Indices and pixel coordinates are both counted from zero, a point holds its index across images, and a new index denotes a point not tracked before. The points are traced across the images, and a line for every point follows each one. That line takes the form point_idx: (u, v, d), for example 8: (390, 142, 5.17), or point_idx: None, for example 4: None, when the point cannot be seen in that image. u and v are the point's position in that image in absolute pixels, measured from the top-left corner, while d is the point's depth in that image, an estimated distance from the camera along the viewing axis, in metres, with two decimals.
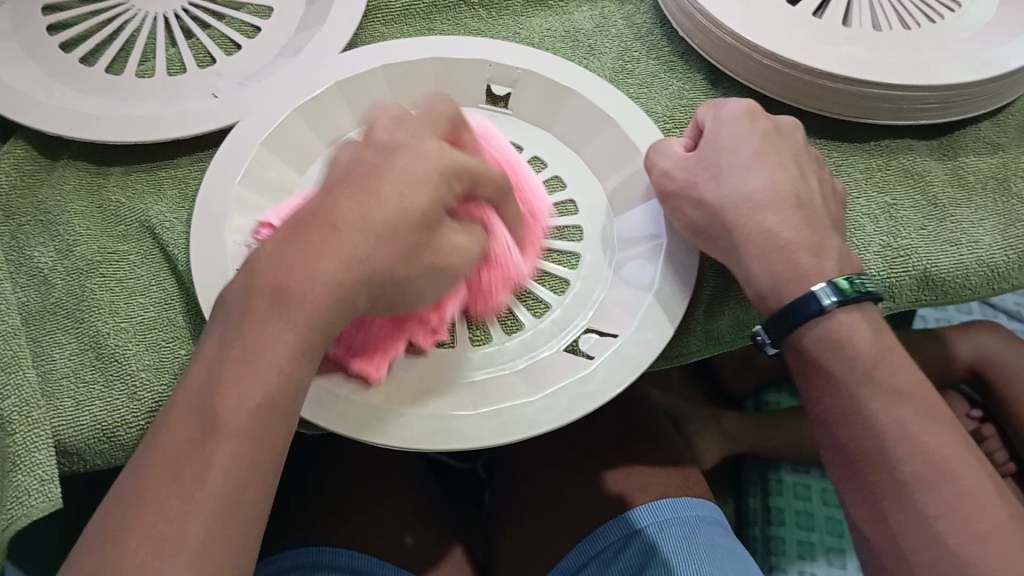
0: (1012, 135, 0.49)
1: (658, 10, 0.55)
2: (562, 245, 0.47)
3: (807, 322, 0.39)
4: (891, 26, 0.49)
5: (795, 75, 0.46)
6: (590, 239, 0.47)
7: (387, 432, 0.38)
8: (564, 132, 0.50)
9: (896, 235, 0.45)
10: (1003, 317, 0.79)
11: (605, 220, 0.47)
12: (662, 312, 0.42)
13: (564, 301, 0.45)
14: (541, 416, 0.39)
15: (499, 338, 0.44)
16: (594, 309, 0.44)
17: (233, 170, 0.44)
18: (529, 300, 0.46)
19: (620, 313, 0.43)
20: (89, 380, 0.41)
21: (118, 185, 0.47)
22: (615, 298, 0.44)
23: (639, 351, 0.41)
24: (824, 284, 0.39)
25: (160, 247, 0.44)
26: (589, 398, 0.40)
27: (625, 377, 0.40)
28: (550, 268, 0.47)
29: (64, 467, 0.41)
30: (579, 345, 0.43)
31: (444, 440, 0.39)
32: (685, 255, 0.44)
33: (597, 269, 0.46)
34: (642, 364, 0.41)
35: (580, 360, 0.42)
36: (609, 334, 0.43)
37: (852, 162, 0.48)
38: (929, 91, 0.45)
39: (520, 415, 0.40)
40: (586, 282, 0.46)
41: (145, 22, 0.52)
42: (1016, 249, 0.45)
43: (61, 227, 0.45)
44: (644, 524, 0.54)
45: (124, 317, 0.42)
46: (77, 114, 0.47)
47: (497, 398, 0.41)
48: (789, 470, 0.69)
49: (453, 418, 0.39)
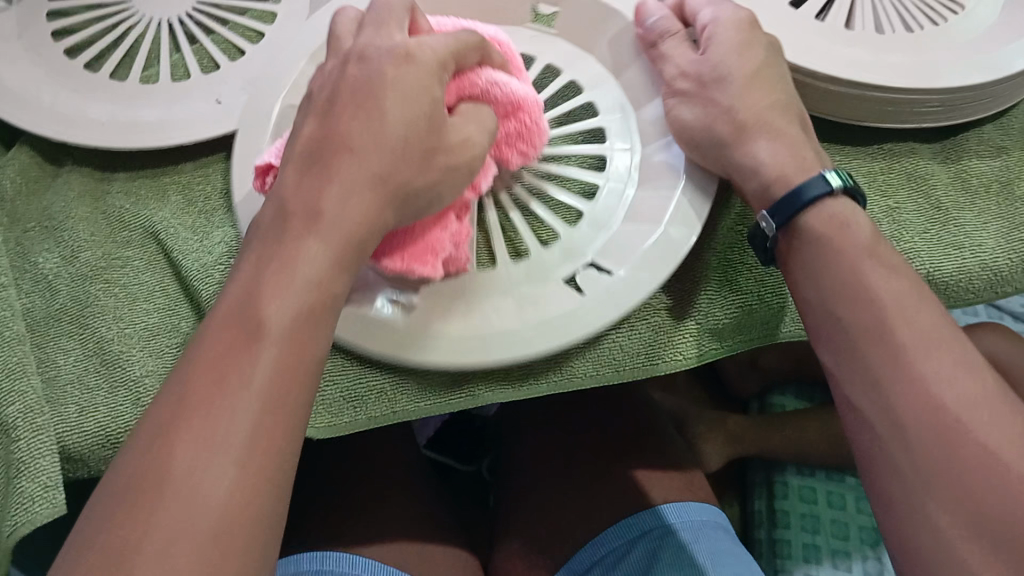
0: (1016, 137, 0.49)
1: None
2: (583, 177, 0.47)
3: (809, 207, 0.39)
4: (894, 29, 0.49)
5: (797, 78, 0.47)
6: (611, 175, 0.46)
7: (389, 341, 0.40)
8: (607, 55, 0.49)
9: (899, 239, 0.45)
10: (1008, 318, 0.79)
11: (629, 152, 0.47)
12: (663, 254, 0.42)
13: (573, 235, 0.45)
14: (523, 342, 0.41)
15: (505, 262, 0.44)
16: (602, 244, 0.44)
17: (267, 114, 0.45)
18: (540, 228, 0.46)
19: (621, 251, 0.43)
20: (93, 385, 0.41)
21: (122, 192, 0.47)
22: (627, 232, 0.44)
23: (629, 291, 0.41)
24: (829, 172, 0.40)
25: (165, 253, 0.44)
26: (569, 331, 0.41)
27: (611, 314, 0.41)
28: (566, 198, 0.46)
29: (69, 472, 0.41)
30: (576, 278, 0.43)
31: (429, 352, 0.40)
32: (696, 203, 0.43)
33: (613, 202, 0.45)
34: (628, 301, 0.41)
35: (572, 292, 0.42)
36: (606, 270, 0.43)
37: (855, 164, 0.47)
38: (930, 95, 0.45)
39: (502, 337, 0.41)
40: (598, 215, 0.45)
41: (149, 28, 0.52)
42: (1020, 253, 0.45)
43: (66, 233, 0.45)
44: (672, 522, 0.54)
45: (128, 323, 0.42)
46: (83, 121, 0.48)
47: (483, 316, 0.42)
48: (794, 471, 0.69)
49: (437, 334, 0.41)
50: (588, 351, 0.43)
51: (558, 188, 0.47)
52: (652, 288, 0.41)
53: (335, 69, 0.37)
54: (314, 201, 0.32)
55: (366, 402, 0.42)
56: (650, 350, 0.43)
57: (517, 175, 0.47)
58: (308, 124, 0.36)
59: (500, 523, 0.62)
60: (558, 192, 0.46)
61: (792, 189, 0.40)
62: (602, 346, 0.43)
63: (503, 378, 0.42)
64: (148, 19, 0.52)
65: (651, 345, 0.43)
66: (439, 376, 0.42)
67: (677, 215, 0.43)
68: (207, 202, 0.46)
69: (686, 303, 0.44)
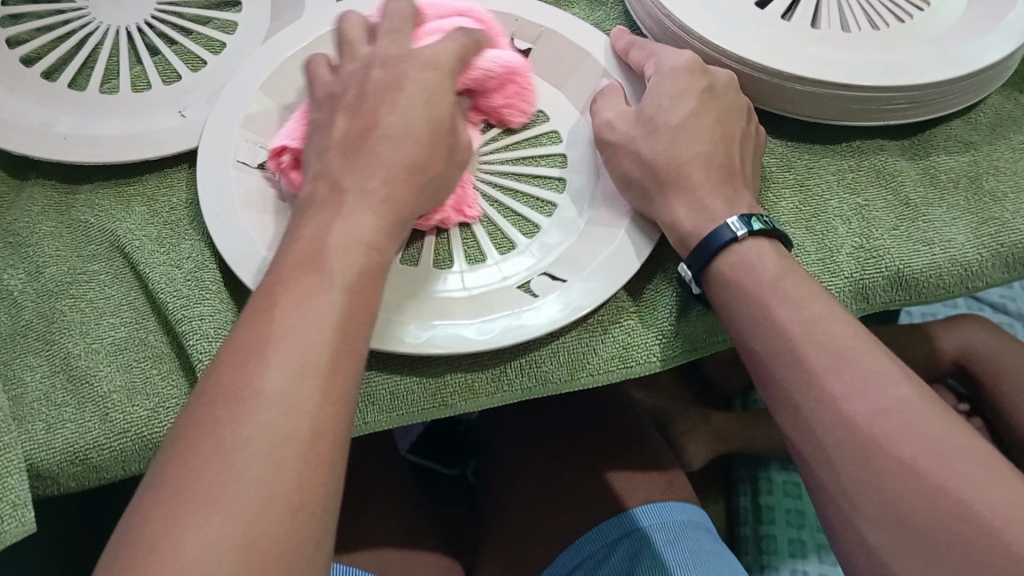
0: (984, 133, 0.49)
1: (628, 16, 0.54)
2: (541, 193, 0.47)
3: (717, 255, 0.40)
4: (861, 27, 0.49)
5: (763, 79, 0.46)
6: (568, 194, 0.47)
7: (385, 340, 0.40)
8: (573, 91, 0.50)
9: (869, 237, 0.45)
10: (988, 310, 0.80)
11: (587, 179, 0.47)
12: (617, 266, 0.43)
13: (530, 246, 0.45)
14: (476, 337, 0.41)
15: (461, 267, 0.45)
16: (555, 256, 0.45)
17: (226, 141, 0.45)
18: (499, 236, 0.46)
19: (577, 260, 0.44)
20: (62, 402, 0.40)
21: (88, 205, 0.46)
22: (581, 246, 0.45)
23: (583, 298, 0.42)
24: (735, 218, 0.40)
25: (132, 267, 0.44)
26: (520, 331, 0.41)
27: (566, 316, 0.41)
28: (526, 212, 0.47)
29: (37, 490, 0.40)
30: (531, 283, 0.44)
31: (395, 344, 0.40)
32: (647, 230, 0.44)
33: (571, 219, 0.46)
34: (582, 308, 0.42)
35: (526, 297, 0.43)
36: (561, 278, 0.44)
37: (822, 164, 0.47)
38: (895, 92, 0.45)
39: (460, 336, 0.41)
40: (556, 230, 0.46)
41: (108, 36, 0.52)
42: (990, 247, 0.45)
43: (31, 249, 0.44)
44: (646, 523, 0.54)
45: (95, 339, 0.42)
46: (45, 133, 0.47)
47: (437, 312, 0.42)
48: (778, 469, 0.70)
49: (402, 324, 0.41)
50: (552, 347, 0.43)
51: (514, 199, 0.47)
52: (605, 297, 0.42)
53: (359, 70, 0.40)
54: (333, 209, 0.36)
55: None
56: (624, 352, 0.43)
57: (479, 183, 0.48)
58: (340, 120, 0.39)
59: (483, 527, 0.62)
60: (516, 203, 0.47)
61: (704, 235, 0.40)
62: (575, 351, 0.43)
63: (474, 384, 0.42)
64: (105, 27, 0.52)
65: (625, 348, 0.43)
66: (410, 382, 0.42)
67: (631, 235, 0.44)
68: (174, 212, 0.46)
69: (651, 307, 0.44)
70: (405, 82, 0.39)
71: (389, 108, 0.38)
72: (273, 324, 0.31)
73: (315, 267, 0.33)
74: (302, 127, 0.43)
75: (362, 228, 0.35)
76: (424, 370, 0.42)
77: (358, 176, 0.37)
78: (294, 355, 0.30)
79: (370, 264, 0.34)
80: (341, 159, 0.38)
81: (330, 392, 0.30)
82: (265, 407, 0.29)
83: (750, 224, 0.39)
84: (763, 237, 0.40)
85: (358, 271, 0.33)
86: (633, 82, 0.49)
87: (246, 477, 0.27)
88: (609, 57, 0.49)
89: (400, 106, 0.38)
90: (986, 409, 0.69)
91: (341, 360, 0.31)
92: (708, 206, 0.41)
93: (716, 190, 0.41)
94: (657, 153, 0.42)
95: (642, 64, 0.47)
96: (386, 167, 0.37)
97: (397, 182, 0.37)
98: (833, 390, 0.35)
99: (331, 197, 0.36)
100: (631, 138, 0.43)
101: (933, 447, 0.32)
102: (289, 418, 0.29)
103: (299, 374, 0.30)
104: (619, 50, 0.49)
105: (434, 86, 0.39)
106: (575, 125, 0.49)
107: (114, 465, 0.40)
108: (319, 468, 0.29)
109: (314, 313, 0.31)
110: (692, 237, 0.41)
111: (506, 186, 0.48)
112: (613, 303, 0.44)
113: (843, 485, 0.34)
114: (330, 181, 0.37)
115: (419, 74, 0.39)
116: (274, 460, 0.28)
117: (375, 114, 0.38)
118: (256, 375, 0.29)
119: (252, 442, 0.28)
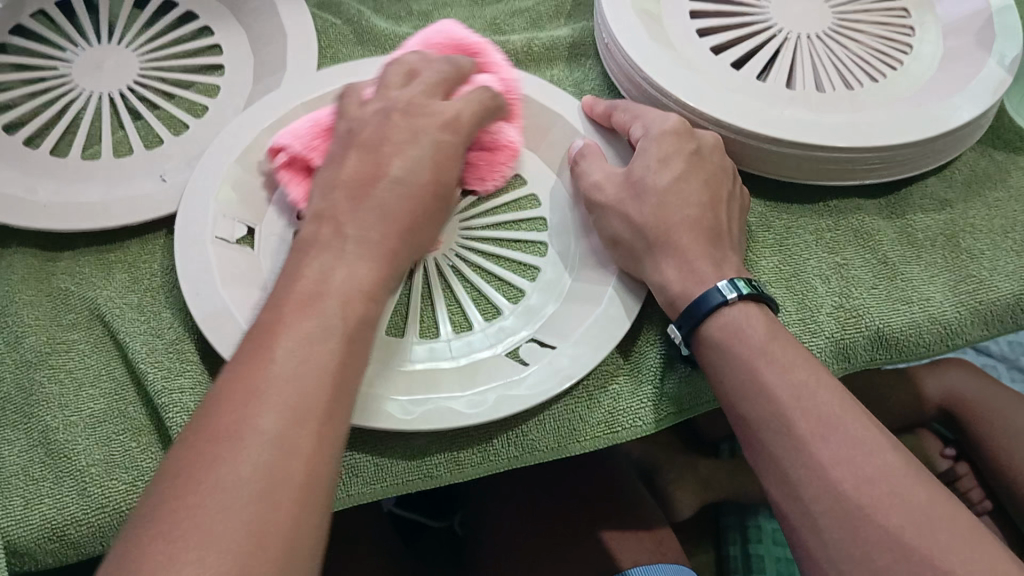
0: (959, 189, 0.49)
1: (606, 76, 0.55)
2: (523, 257, 0.48)
3: (707, 319, 0.40)
4: (835, 87, 0.50)
5: (740, 140, 0.47)
6: (552, 257, 0.48)
7: (377, 418, 0.40)
8: (547, 155, 0.51)
9: (847, 296, 0.45)
10: (971, 351, 0.81)
11: (566, 242, 0.48)
12: (603, 331, 0.43)
13: (515, 310, 0.46)
14: (468, 410, 0.41)
15: (448, 335, 0.45)
16: (542, 321, 0.45)
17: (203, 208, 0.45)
18: (482, 301, 0.46)
19: (564, 324, 0.44)
20: (39, 477, 0.40)
21: (66, 272, 0.46)
22: (565, 313, 0.45)
23: (571, 365, 0.42)
24: (725, 282, 0.40)
25: (111, 335, 0.44)
26: (513, 400, 0.41)
27: (556, 384, 0.41)
28: (509, 277, 0.47)
29: (14, 566, 0.40)
30: (520, 350, 0.44)
31: (375, 420, 0.40)
32: (634, 293, 0.44)
33: (555, 283, 0.46)
34: (570, 376, 0.42)
35: (515, 365, 0.43)
36: (550, 344, 0.44)
37: (800, 225, 0.48)
38: (870, 153, 0.46)
39: (449, 407, 0.41)
40: (541, 295, 0.46)
41: (89, 102, 0.52)
42: (968, 305, 0.45)
43: (9, 318, 0.44)
44: None
45: (73, 411, 0.42)
46: (27, 202, 0.47)
47: (425, 386, 0.42)
48: (768, 515, 0.70)
49: (390, 401, 0.41)
50: (540, 415, 0.42)
51: (498, 266, 0.47)
52: (595, 363, 0.42)
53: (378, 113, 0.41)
54: (332, 255, 0.36)
55: None
56: (611, 418, 0.43)
57: (459, 251, 0.48)
58: (352, 160, 0.39)
59: None
60: (499, 269, 0.47)
61: (695, 298, 0.40)
62: (563, 418, 0.43)
63: (460, 456, 0.42)
64: (88, 93, 0.52)
65: (612, 413, 0.43)
66: (395, 455, 0.41)
67: (616, 297, 0.44)
68: (154, 279, 0.46)
69: (638, 367, 0.44)
70: (421, 137, 0.40)
71: (401, 159, 0.39)
72: (270, 370, 0.31)
73: (315, 311, 0.33)
74: (307, 132, 0.45)
75: (362, 280, 0.35)
76: (411, 444, 0.42)
77: (359, 225, 0.37)
78: (290, 403, 0.30)
79: (364, 315, 0.35)
80: (347, 202, 0.38)
81: (319, 443, 0.30)
82: (260, 447, 0.29)
83: (739, 287, 0.40)
84: (752, 300, 0.40)
85: (353, 320, 0.34)
86: (615, 144, 0.49)
87: (236, 510, 0.27)
88: (586, 123, 0.50)
89: (412, 158, 0.39)
90: (973, 454, 0.68)
91: (333, 408, 0.31)
92: (696, 270, 0.41)
93: (704, 253, 0.41)
94: (642, 219, 0.42)
95: (627, 126, 0.47)
96: (388, 220, 0.37)
97: (398, 238, 0.37)
98: (820, 456, 0.35)
99: (331, 239, 0.36)
100: (618, 200, 0.44)
101: (918, 516, 0.32)
102: (276, 466, 0.28)
103: (294, 421, 0.30)
104: (597, 114, 0.49)
105: (447, 150, 0.40)
106: (554, 189, 0.50)
107: (91, 541, 0.39)
108: (306, 512, 0.29)
109: (309, 361, 0.31)
110: (681, 299, 0.41)
111: (489, 253, 0.48)
112: (600, 367, 0.44)
113: (830, 553, 0.34)
114: (333, 225, 0.37)
115: (434, 131, 0.40)
116: (269, 502, 0.28)
117: (388, 162, 0.39)
118: (255, 413, 0.29)
119: (239, 486, 0.28)
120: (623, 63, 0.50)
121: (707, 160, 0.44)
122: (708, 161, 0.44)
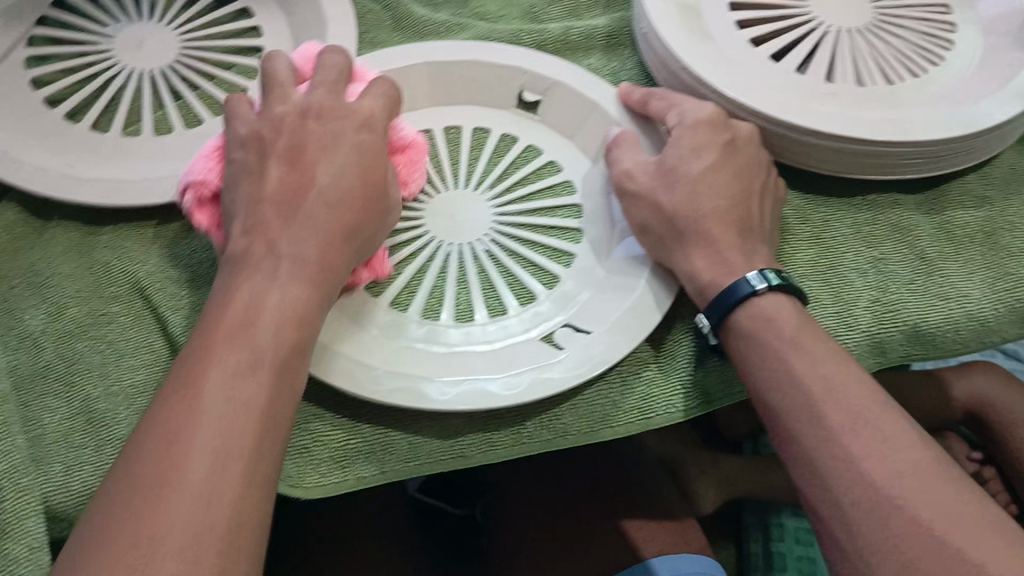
0: (998, 187, 0.49)
1: (644, 67, 0.55)
2: (558, 244, 0.48)
3: (737, 309, 0.40)
4: (874, 82, 0.50)
5: (779, 131, 0.47)
6: (585, 245, 0.48)
7: (409, 396, 0.40)
8: (583, 143, 0.51)
9: (885, 290, 0.45)
10: (1000, 356, 0.80)
11: (600, 230, 0.48)
12: (638, 319, 0.43)
13: (550, 296, 0.46)
14: (504, 392, 0.41)
15: (482, 319, 0.45)
16: (576, 307, 0.45)
17: None
18: (517, 286, 0.46)
19: (598, 310, 0.44)
20: (79, 444, 0.40)
21: (107, 245, 0.47)
22: (599, 300, 0.45)
23: (605, 351, 0.42)
24: (754, 273, 0.40)
25: (151, 308, 0.45)
26: (547, 384, 0.41)
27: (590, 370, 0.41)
28: (544, 263, 0.47)
29: (53, 532, 0.40)
30: (554, 334, 0.44)
31: (408, 399, 0.40)
32: (667, 281, 0.44)
33: (588, 271, 0.47)
34: (605, 361, 0.42)
35: (549, 350, 0.43)
36: (585, 330, 0.44)
37: (839, 218, 0.48)
38: (910, 147, 0.45)
39: (484, 389, 0.41)
40: (575, 281, 0.46)
41: (130, 79, 0.53)
42: (1004, 302, 0.45)
43: (51, 289, 0.45)
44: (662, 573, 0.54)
45: (114, 380, 0.42)
46: (68, 176, 0.48)
47: (459, 368, 0.42)
48: (790, 513, 0.70)
49: (423, 381, 0.41)
50: (573, 400, 0.43)
51: (534, 251, 0.48)
52: (629, 350, 0.42)
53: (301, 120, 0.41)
54: (264, 275, 0.36)
55: (357, 460, 0.41)
56: (644, 404, 0.43)
57: (493, 236, 0.48)
58: (272, 170, 0.39)
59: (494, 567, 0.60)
60: (534, 255, 0.47)
61: (725, 287, 0.40)
62: (596, 403, 0.43)
63: (493, 437, 0.42)
64: (130, 70, 0.53)
65: (645, 399, 0.43)
66: (428, 435, 0.42)
67: (650, 285, 0.44)
68: (194, 255, 0.46)
69: (671, 355, 0.44)
70: (340, 141, 0.40)
71: (325, 164, 0.39)
72: (200, 397, 0.31)
73: (244, 338, 0.33)
74: (205, 160, 0.42)
75: (292, 300, 0.36)
76: (445, 424, 0.42)
77: (291, 240, 0.37)
78: (223, 423, 0.31)
79: (297, 339, 0.35)
80: (275, 218, 0.38)
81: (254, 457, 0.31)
82: (202, 456, 0.30)
83: (768, 278, 0.40)
84: (782, 292, 0.40)
85: (284, 344, 0.34)
86: (648, 132, 0.49)
87: (183, 514, 0.28)
88: (622, 111, 0.49)
89: (339, 162, 0.39)
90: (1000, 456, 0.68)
91: (266, 427, 0.32)
92: (728, 260, 0.41)
93: (735, 243, 0.42)
94: (674, 208, 0.43)
95: (662, 115, 0.47)
96: (315, 230, 0.38)
97: (330, 245, 0.38)
98: (851, 447, 0.35)
99: (262, 259, 0.36)
100: (651, 188, 0.44)
101: (946, 509, 0.32)
102: (218, 479, 0.29)
103: (228, 435, 0.30)
104: (633, 101, 0.49)
105: (369, 149, 0.40)
106: (590, 176, 0.50)
107: None
108: (248, 519, 0.30)
109: (239, 386, 0.32)
110: (712, 288, 0.41)
111: (524, 238, 0.48)
112: (634, 353, 0.44)
113: (857, 544, 0.34)
114: (265, 241, 0.37)
115: (353, 134, 0.40)
116: (211, 505, 0.29)
117: (312, 170, 0.39)
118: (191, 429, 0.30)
119: (186, 495, 0.29)
120: (662, 52, 0.50)
121: (741, 151, 0.44)
122: (742, 152, 0.44)
